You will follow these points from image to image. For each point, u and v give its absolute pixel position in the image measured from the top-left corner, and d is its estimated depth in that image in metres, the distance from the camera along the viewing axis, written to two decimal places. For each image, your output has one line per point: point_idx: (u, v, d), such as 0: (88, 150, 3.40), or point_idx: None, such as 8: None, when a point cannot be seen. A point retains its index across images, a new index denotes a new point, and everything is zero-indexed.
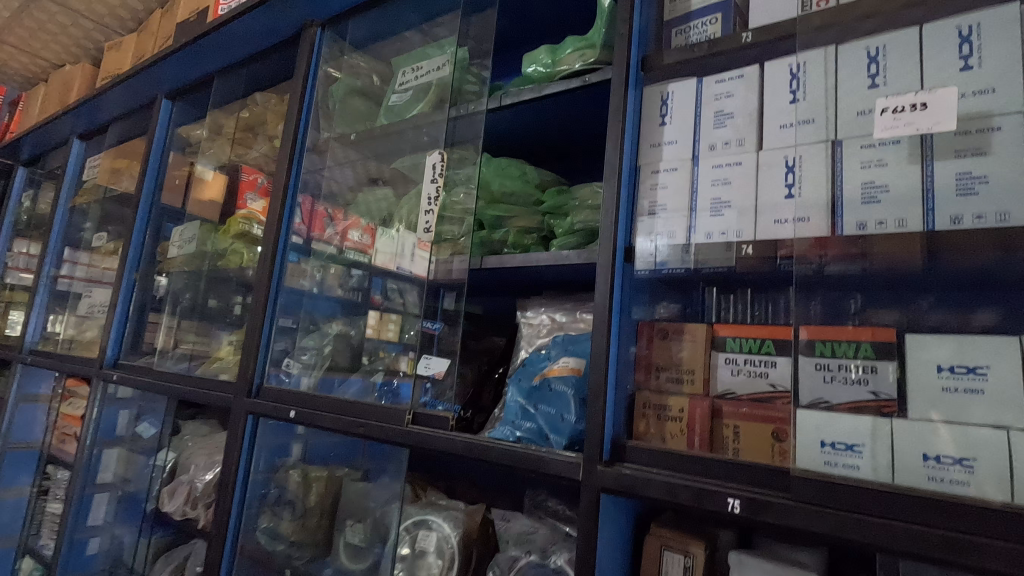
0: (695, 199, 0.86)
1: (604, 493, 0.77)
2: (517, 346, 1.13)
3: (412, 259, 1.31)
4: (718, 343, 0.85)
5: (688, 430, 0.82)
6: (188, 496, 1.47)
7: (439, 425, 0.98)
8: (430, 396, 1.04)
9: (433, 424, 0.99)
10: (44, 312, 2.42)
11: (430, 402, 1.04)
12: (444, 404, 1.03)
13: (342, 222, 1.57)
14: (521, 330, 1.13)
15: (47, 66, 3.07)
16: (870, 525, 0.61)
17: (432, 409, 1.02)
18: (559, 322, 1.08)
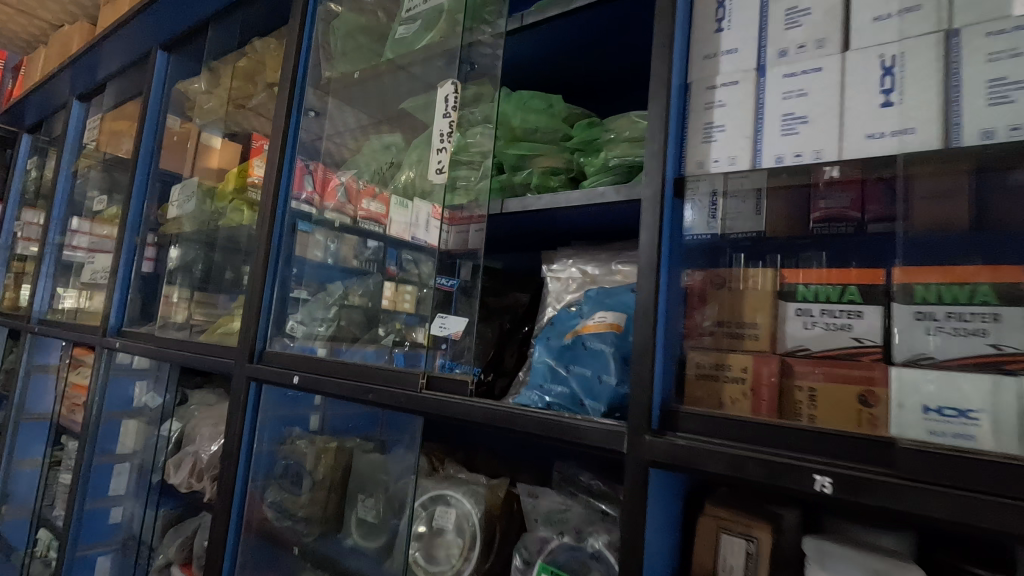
0: (761, 116, 0.70)
1: (653, 466, 0.65)
2: (543, 305, 1.00)
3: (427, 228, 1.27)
4: (787, 291, 0.72)
5: (752, 395, 0.68)
6: (193, 468, 1.39)
7: (457, 391, 0.87)
8: (446, 358, 0.93)
9: (450, 390, 0.87)
10: (51, 281, 2.35)
11: (447, 365, 0.92)
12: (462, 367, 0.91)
13: (353, 191, 1.43)
14: (547, 284, 1.00)
15: (47, 27, 2.96)
16: (1012, 511, 0.46)
17: (449, 372, 0.90)
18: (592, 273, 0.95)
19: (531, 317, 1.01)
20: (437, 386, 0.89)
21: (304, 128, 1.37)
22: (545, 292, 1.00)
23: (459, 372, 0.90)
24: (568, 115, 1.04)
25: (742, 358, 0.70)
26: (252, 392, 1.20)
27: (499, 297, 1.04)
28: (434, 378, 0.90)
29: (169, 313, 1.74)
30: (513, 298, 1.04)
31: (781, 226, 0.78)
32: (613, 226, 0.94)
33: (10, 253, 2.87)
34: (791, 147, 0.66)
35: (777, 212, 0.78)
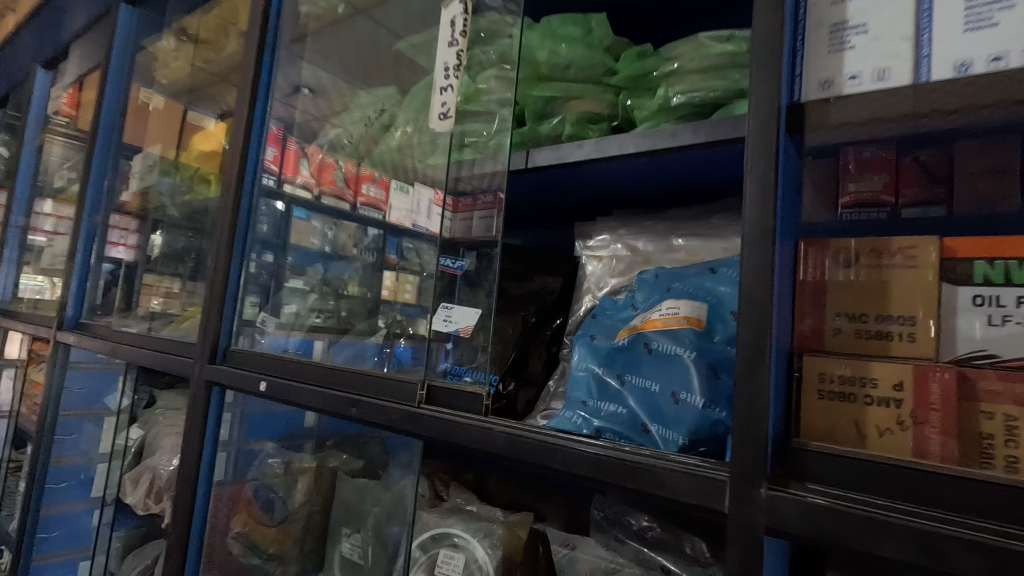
0: (929, 5, 0.47)
1: (769, 536, 0.42)
2: (578, 293, 0.77)
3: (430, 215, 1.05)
4: (961, 269, 0.47)
5: (912, 426, 0.45)
6: (151, 486, 1.17)
7: (469, 408, 0.64)
8: (453, 363, 0.70)
9: (460, 407, 0.65)
10: (14, 267, 2.13)
11: (455, 372, 0.70)
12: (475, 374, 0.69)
13: (354, 175, 1.28)
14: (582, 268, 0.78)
15: None
16: None
17: (458, 381, 0.68)
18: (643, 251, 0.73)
19: (565, 308, 0.78)
20: (443, 401, 0.66)
21: (278, 87, 1.14)
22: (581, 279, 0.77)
23: (471, 382, 0.68)
24: (610, 46, 0.80)
25: (892, 368, 0.47)
26: (214, 400, 0.98)
27: (518, 283, 0.79)
28: (438, 391, 0.67)
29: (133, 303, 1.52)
30: (537, 282, 0.80)
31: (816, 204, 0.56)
32: (674, 189, 0.72)
33: None
34: (984, 49, 0.44)
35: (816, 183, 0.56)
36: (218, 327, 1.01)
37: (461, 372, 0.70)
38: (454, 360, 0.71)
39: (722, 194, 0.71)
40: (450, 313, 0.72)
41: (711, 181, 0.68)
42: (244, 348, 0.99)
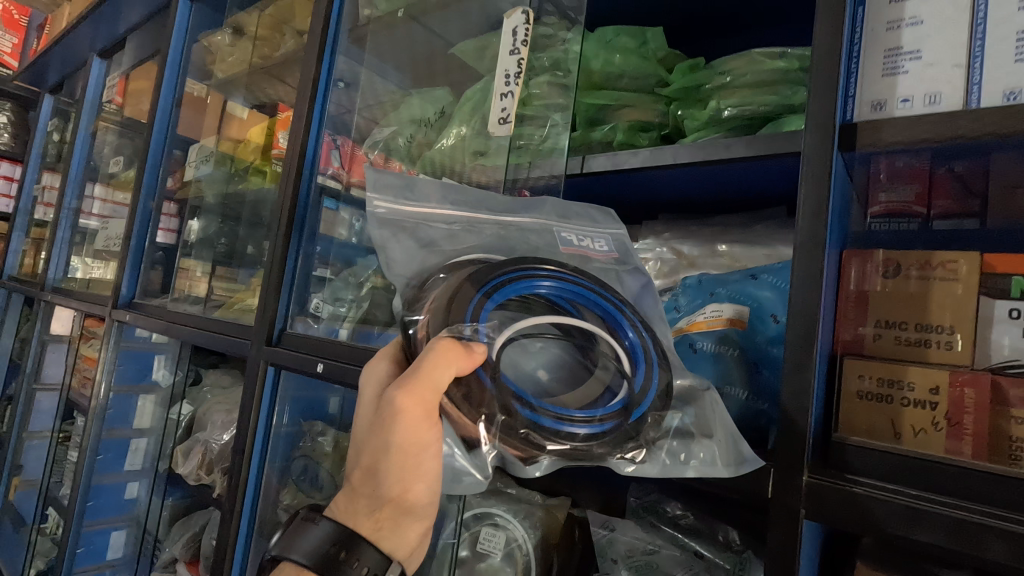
0: (983, 36, 0.49)
1: (811, 521, 0.47)
2: (441, 289, 0.49)
3: (580, 220, 0.59)
4: (995, 287, 0.51)
5: (948, 425, 0.49)
6: (202, 460, 1.25)
7: (616, 447, 0.45)
8: (646, 345, 0.51)
9: (635, 460, 0.46)
10: (67, 248, 2.23)
11: (532, 417, 0.44)
12: (628, 382, 0.49)
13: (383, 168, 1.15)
14: (510, 239, 0.57)
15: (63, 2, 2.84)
16: None
17: (667, 424, 0.49)
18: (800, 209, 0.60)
19: None
20: (681, 459, 0.48)
21: (332, 104, 1.17)
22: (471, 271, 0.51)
23: (622, 395, 0.48)
24: (664, 58, 0.84)
25: (929, 373, 0.51)
26: (270, 379, 1.07)
27: (527, 281, 0.51)
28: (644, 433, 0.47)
29: (185, 289, 1.61)
30: (516, 266, 0.52)
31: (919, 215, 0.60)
32: (726, 196, 0.74)
33: (30, 220, 2.75)
34: None
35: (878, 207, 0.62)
36: (274, 315, 1.07)
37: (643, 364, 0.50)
38: (654, 347, 0.51)
39: (771, 204, 0.74)
40: (619, 277, 0.58)
41: (761, 189, 0.71)
42: (298, 330, 1.05)
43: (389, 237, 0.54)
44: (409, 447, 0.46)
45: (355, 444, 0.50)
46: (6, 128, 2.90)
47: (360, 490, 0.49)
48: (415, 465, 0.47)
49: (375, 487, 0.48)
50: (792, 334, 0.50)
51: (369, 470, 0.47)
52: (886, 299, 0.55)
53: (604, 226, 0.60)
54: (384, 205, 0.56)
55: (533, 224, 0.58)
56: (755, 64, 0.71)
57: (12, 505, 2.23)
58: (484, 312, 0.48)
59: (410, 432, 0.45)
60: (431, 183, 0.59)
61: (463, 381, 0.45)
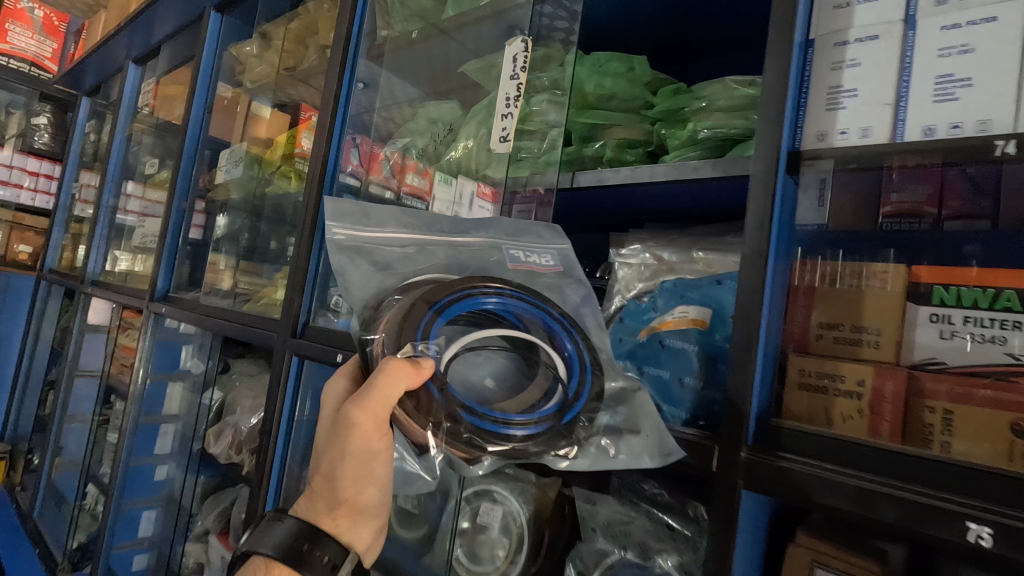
0: (909, 79, 0.57)
1: (748, 490, 0.56)
2: (396, 311, 0.56)
3: (523, 238, 0.68)
4: (919, 294, 0.59)
5: (870, 414, 0.58)
6: (233, 440, 1.37)
7: (551, 445, 0.52)
8: (582, 355, 0.59)
9: (569, 456, 0.53)
10: (105, 243, 2.38)
11: (475, 422, 0.52)
12: (562, 387, 0.56)
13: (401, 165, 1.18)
14: (463, 258, 0.65)
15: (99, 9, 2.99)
16: None
17: (600, 422, 0.56)
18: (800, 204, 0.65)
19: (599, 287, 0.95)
20: (610, 454, 0.54)
21: (353, 104, 1.21)
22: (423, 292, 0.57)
23: (556, 399, 0.56)
24: (650, 81, 0.93)
25: (858, 368, 0.59)
26: (294, 368, 1.18)
27: (475, 299, 0.58)
28: (575, 432, 0.54)
29: (215, 285, 1.73)
30: (463, 287, 0.58)
31: (853, 215, 0.66)
32: (702, 207, 0.83)
33: (69, 216, 2.92)
34: (948, 116, 0.54)
35: (845, 197, 0.67)
36: (298, 310, 1.18)
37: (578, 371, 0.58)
38: (588, 355, 0.59)
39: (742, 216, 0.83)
40: (561, 291, 0.66)
41: (731, 202, 0.79)
42: (320, 324, 1.16)
43: (348, 260, 0.59)
44: (362, 453, 0.55)
45: (317, 451, 0.59)
46: (46, 128, 3.07)
47: (323, 490, 0.59)
48: (368, 468, 0.57)
49: (335, 488, 0.58)
50: (737, 334, 0.59)
51: (330, 474, 0.57)
52: (827, 304, 0.63)
53: (549, 245, 0.69)
54: (342, 231, 0.61)
55: (485, 243, 0.66)
56: (728, 90, 0.79)
57: (53, 483, 2.39)
58: (434, 328, 0.55)
59: (362, 442, 0.55)
60: (385, 210, 0.65)
61: (412, 394, 0.52)
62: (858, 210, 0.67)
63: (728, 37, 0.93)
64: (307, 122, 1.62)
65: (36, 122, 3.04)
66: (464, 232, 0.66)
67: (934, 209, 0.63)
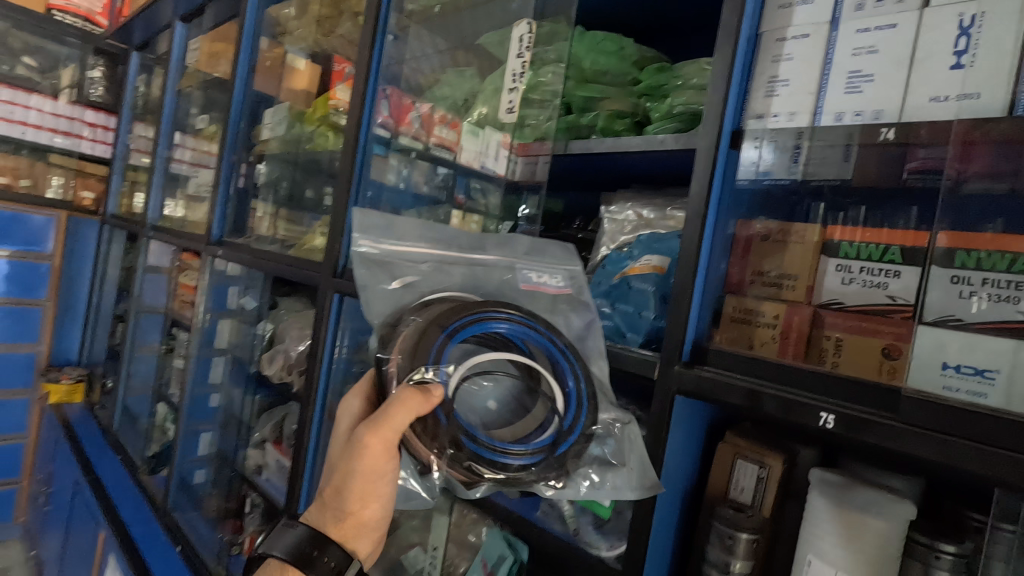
0: (828, 74, 0.70)
1: (680, 394, 0.75)
2: (409, 335, 0.68)
3: (535, 261, 0.83)
4: (830, 247, 0.74)
5: (781, 340, 0.75)
6: (284, 363, 1.62)
7: (542, 474, 0.67)
8: (580, 392, 0.71)
9: (554, 484, 0.68)
10: (161, 191, 2.62)
11: (474, 450, 0.64)
12: (558, 420, 0.69)
13: (429, 116, 1.34)
14: (477, 274, 0.80)
15: None
16: (969, 451, 0.52)
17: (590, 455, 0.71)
18: (826, 158, 0.75)
19: (591, 238, 1.11)
20: (598, 483, 0.70)
21: (384, 56, 1.29)
22: (438, 316, 0.69)
23: (551, 431, 0.69)
24: (640, 59, 1.06)
25: (776, 306, 0.76)
26: (333, 304, 1.38)
27: (484, 323, 0.71)
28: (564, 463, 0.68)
29: (263, 231, 1.95)
30: (471, 314, 0.70)
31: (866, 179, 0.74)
32: (676, 171, 0.97)
33: (126, 165, 3.17)
34: (853, 106, 0.68)
35: (867, 162, 0.73)
36: (337, 254, 1.37)
37: (574, 405, 0.71)
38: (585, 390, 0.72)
39: None
40: (561, 310, 0.81)
41: None
42: None
43: (370, 276, 0.76)
44: (370, 473, 0.68)
45: (335, 467, 0.73)
46: (101, 82, 3.29)
47: (337, 497, 0.71)
48: (373, 485, 0.70)
49: (347, 496, 0.71)
50: (680, 277, 0.76)
51: (341, 487, 0.70)
52: (760, 256, 0.79)
53: (558, 266, 0.84)
54: (367, 245, 0.78)
55: (500, 262, 0.82)
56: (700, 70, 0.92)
57: (128, 402, 2.74)
58: (445, 356, 0.67)
59: (369, 463, 0.68)
60: (406, 224, 0.82)
61: (424, 417, 0.64)
62: (883, 173, 0.73)
63: (713, 16, 1.04)
64: (341, 74, 1.76)
65: (92, 76, 3.26)
66: (480, 252, 0.82)
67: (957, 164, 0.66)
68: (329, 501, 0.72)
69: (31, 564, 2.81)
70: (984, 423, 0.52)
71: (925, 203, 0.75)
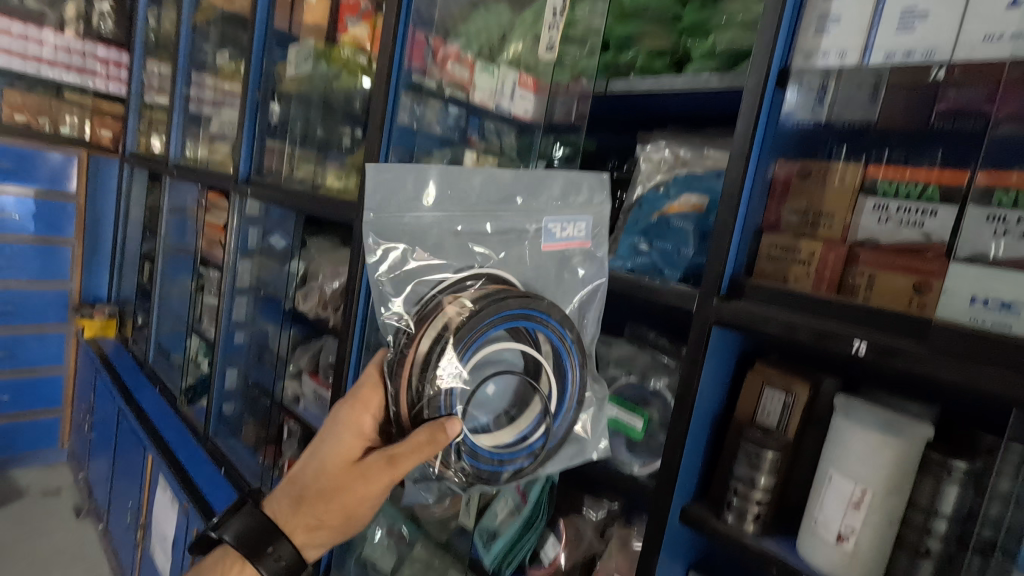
0: (881, 12, 0.71)
1: (717, 324, 0.79)
2: (429, 336, 0.72)
3: (559, 215, 0.81)
4: (868, 187, 0.77)
5: (815, 275, 0.78)
6: (320, 299, 1.69)
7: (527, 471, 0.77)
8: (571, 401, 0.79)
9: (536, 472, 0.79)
10: (181, 130, 2.61)
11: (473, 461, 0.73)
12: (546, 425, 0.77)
13: (442, 51, 1.20)
14: (503, 232, 0.80)
15: None
16: (992, 375, 0.57)
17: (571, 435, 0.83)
18: (852, 100, 0.80)
19: (626, 178, 1.14)
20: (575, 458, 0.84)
21: None
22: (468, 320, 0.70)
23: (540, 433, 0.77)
24: None
25: (812, 244, 0.79)
26: (369, 242, 1.42)
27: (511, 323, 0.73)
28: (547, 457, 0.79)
29: (290, 171, 1.97)
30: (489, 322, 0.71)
31: (893, 120, 0.79)
32: (717, 110, 0.98)
33: (142, 103, 3.14)
34: (904, 45, 0.69)
35: (893, 105, 0.78)
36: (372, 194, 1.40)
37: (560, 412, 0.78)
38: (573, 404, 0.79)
39: None
40: (573, 265, 0.84)
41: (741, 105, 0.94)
42: None
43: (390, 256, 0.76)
44: (362, 493, 0.76)
45: (324, 473, 0.78)
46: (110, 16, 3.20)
47: (311, 506, 0.79)
48: (358, 502, 0.77)
49: (321, 508, 0.78)
50: (723, 215, 0.79)
51: (328, 498, 0.77)
52: (800, 196, 0.82)
53: (581, 215, 0.82)
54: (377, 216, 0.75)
55: (524, 223, 0.80)
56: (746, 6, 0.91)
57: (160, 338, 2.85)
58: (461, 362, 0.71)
59: (367, 487, 0.76)
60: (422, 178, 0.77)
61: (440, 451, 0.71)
62: (910, 115, 0.78)
63: None
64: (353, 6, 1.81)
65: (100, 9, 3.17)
66: (505, 211, 0.79)
67: (991, 107, 0.70)
68: (307, 503, 0.79)
69: (80, 484, 3.04)
70: (1009, 350, 0.57)
71: (963, 145, 0.75)
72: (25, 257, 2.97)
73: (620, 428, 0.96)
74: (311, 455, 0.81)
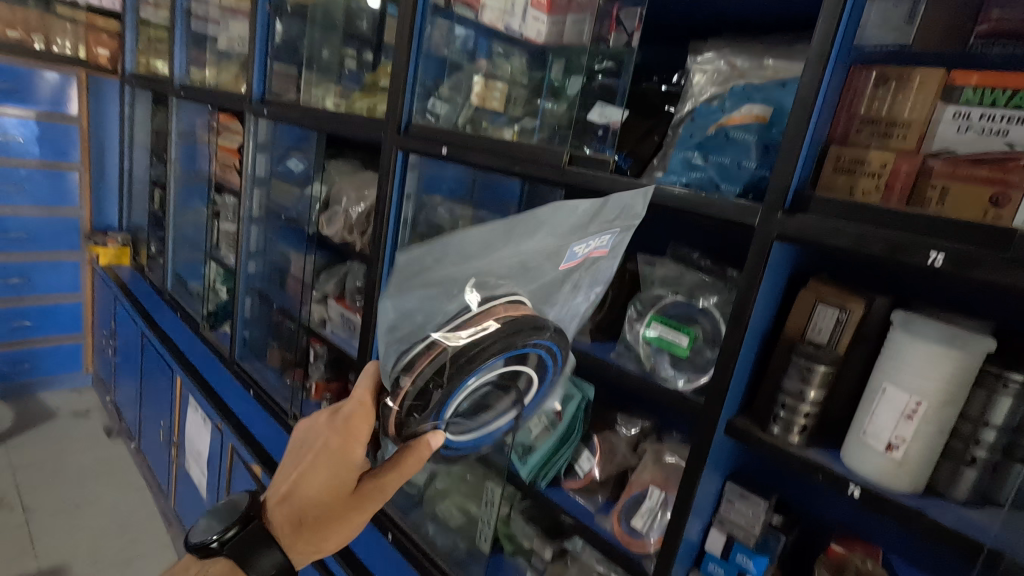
0: None
1: (779, 239, 0.78)
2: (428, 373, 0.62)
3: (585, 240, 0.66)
4: (951, 94, 0.73)
5: (885, 188, 0.76)
6: (345, 223, 1.66)
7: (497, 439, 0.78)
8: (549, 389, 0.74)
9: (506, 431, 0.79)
10: (184, 48, 2.49)
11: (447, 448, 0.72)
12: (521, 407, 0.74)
13: None
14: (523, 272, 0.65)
15: None
16: None
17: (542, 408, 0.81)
18: (889, 19, 0.78)
19: (676, 92, 1.09)
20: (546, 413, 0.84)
21: None
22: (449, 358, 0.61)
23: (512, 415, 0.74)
24: None
25: (884, 155, 0.76)
26: (399, 162, 1.38)
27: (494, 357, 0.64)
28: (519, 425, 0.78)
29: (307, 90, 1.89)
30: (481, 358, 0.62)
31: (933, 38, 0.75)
32: (782, 14, 0.92)
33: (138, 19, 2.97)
34: None
35: (933, 21, 0.75)
36: (401, 111, 1.35)
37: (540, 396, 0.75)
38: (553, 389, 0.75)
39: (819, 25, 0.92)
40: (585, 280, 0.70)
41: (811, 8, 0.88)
42: (422, 123, 1.33)
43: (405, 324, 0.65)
44: (365, 513, 0.71)
45: (320, 503, 0.70)
46: None
47: (311, 532, 0.72)
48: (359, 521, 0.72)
49: (321, 536, 0.72)
50: (794, 124, 0.75)
51: (328, 524, 0.71)
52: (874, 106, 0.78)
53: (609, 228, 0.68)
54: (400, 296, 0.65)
55: (543, 255, 0.65)
56: None
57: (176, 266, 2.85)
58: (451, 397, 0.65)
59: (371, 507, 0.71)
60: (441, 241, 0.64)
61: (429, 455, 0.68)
62: (953, 29, 0.75)
63: None
64: None
65: None
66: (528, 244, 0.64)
67: None
68: (302, 529, 0.72)
69: (109, 406, 3.13)
70: None
71: None
72: (32, 182, 2.93)
73: (663, 345, 0.98)
74: (299, 480, 0.71)
